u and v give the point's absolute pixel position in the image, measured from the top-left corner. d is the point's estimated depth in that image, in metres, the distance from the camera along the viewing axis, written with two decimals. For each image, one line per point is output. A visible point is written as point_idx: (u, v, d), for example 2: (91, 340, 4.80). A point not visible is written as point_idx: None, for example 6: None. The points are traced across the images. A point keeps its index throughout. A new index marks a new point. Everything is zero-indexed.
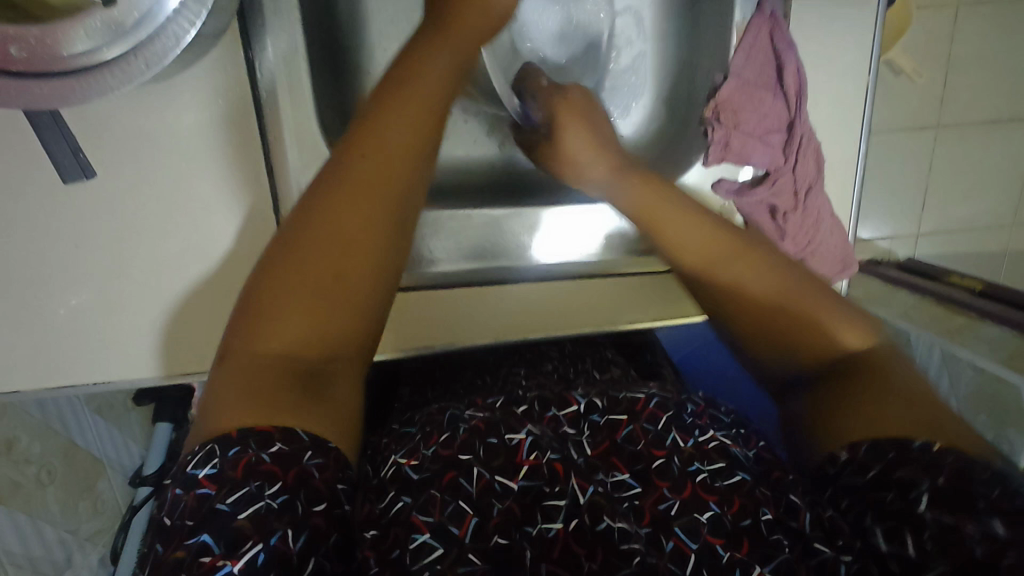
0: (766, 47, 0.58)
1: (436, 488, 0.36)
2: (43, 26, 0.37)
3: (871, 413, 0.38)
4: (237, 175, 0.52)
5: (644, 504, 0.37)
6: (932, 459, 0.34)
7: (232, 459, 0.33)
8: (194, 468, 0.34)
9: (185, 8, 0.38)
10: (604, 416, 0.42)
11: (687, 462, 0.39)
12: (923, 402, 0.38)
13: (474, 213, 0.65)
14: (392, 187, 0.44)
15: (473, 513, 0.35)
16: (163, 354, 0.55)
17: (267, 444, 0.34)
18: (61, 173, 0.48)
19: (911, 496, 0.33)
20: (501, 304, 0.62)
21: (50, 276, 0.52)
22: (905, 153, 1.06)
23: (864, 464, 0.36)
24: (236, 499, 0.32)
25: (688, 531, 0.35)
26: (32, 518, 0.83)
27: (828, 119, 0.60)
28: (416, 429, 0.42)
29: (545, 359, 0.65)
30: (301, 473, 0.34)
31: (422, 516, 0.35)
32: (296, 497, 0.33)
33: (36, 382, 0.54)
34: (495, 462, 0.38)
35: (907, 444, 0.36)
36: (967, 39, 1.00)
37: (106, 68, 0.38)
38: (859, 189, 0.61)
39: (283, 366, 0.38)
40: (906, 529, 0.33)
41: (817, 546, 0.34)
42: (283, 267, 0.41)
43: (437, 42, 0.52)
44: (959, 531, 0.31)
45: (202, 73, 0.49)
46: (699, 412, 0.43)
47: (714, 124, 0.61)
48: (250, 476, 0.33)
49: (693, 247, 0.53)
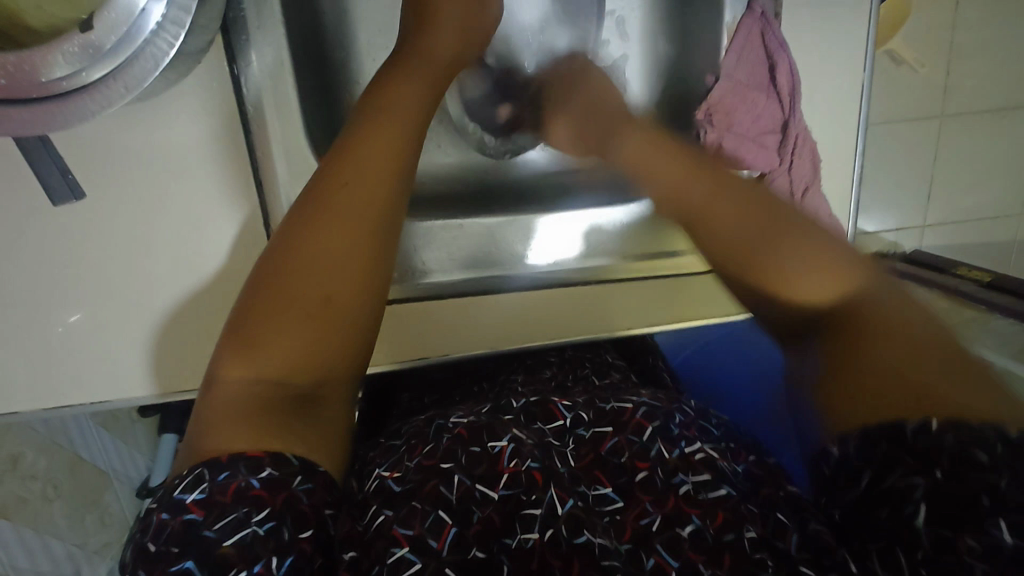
0: (757, 47, 0.57)
1: (417, 500, 0.36)
2: (20, 53, 0.36)
3: (865, 394, 0.36)
4: (226, 190, 0.52)
5: (626, 519, 0.37)
6: (928, 447, 0.32)
7: (221, 484, 0.33)
8: (182, 492, 0.33)
9: (164, 29, 0.38)
10: (590, 429, 0.42)
11: (671, 473, 0.39)
12: (922, 365, 0.35)
13: (466, 223, 0.65)
14: (373, 201, 0.44)
15: (452, 524, 0.35)
16: (158, 372, 0.55)
17: (258, 469, 0.34)
18: (51, 195, 0.48)
19: (906, 508, 0.32)
20: (491, 311, 0.61)
21: (43, 298, 0.52)
22: (908, 143, 1.05)
23: (856, 467, 0.35)
24: (224, 525, 0.32)
25: (670, 549, 0.35)
26: (39, 533, 0.83)
27: (824, 115, 0.59)
28: (401, 442, 0.42)
29: (544, 367, 0.62)
30: (289, 497, 0.33)
31: (402, 529, 0.34)
32: (283, 524, 0.33)
33: (33, 403, 0.54)
34: (476, 470, 0.38)
35: (899, 430, 0.34)
36: (968, 27, 0.98)
37: (86, 92, 0.38)
38: (858, 186, 0.60)
39: (272, 390, 0.38)
40: (899, 548, 0.32)
41: (804, 568, 0.34)
42: (271, 287, 0.40)
43: (412, 69, 0.54)
44: (957, 549, 0.30)
45: (188, 91, 0.49)
46: (687, 424, 0.44)
47: (707, 126, 0.60)
48: (239, 501, 0.33)
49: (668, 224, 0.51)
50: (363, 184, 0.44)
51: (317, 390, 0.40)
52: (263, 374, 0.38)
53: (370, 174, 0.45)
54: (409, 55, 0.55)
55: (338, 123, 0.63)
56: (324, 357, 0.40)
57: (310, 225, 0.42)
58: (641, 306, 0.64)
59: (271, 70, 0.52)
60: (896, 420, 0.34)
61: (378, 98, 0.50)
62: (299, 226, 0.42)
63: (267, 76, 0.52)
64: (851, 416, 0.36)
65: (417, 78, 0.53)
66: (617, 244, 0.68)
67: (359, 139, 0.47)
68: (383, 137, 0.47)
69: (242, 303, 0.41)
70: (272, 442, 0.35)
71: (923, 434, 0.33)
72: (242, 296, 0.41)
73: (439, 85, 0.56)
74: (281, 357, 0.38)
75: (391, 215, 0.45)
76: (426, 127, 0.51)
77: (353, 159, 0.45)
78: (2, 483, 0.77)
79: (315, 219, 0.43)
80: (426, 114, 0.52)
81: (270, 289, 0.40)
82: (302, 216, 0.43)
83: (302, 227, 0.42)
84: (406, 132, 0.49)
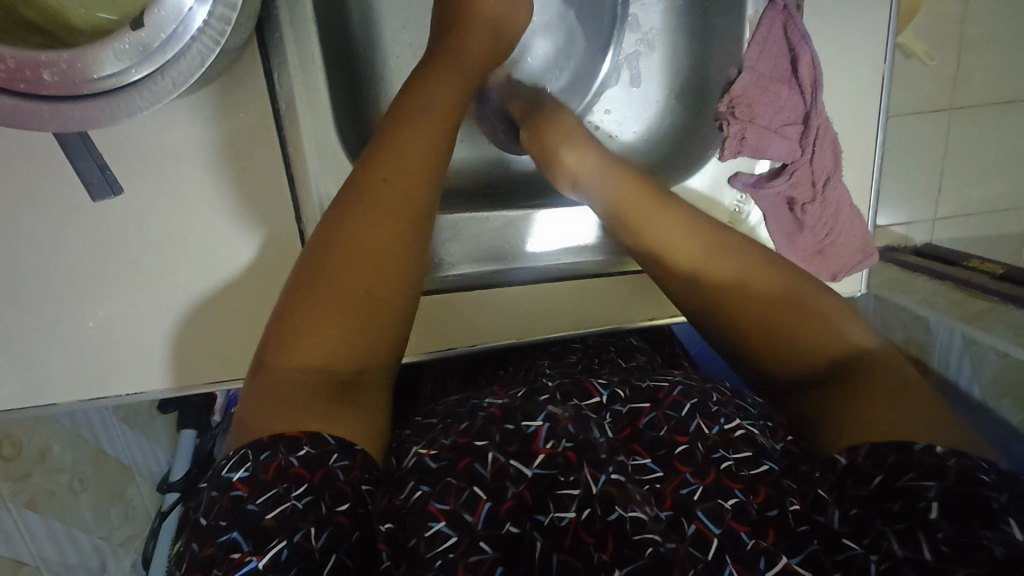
0: (779, 40, 0.58)
1: (452, 475, 0.36)
2: (72, 50, 0.38)
3: (879, 417, 0.39)
4: (260, 187, 0.53)
5: (666, 487, 0.37)
6: (935, 463, 0.35)
7: (264, 462, 0.35)
8: (228, 472, 0.35)
9: (210, 26, 0.39)
10: (626, 405, 0.43)
11: (711, 448, 0.39)
12: (924, 408, 0.39)
13: (491, 216, 0.63)
14: (409, 201, 0.46)
15: (487, 500, 0.35)
16: (190, 365, 0.57)
17: (296, 448, 0.35)
18: (91, 191, 0.49)
19: (919, 505, 0.34)
20: (504, 303, 0.62)
21: (83, 292, 0.53)
22: (920, 136, 1.05)
23: (866, 473, 0.37)
24: (265, 499, 0.34)
25: (712, 517, 0.35)
26: (67, 525, 0.85)
27: (846, 108, 0.59)
28: (436, 421, 0.42)
29: (568, 352, 0.63)
30: (327, 474, 0.35)
31: (439, 504, 0.35)
32: (321, 499, 0.34)
33: (69, 395, 0.56)
34: (510, 447, 0.38)
35: (910, 447, 0.37)
36: (979, 20, 0.99)
37: (134, 88, 0.39)
38: (877, 180, 0.61)
39: (318, 381, 0.39)
40: (919, 532, 0.33)
41: (845, 541, 0.34)
42: (309, 285, 0.42)
43: (437, 68, 0.55)
44: (977, 536, 0.32)
45: (223, 89, 0.50)
46: (724, 401, 0.44)
47: (730, 118, 0.60)
48: (279, 478, 0.34)
49: (675, 248, 0.54)
50: (400, 183, 0.46)
51: (360, 379, 0.41)
52: (306, 364, 0.39)
53: (405, 174, 0.46)
54: (439, 59, 0.56)
55: (363, 121, 0.64)
56: (364, 352, 0.41)
57: (348, 221, 0.44)
58: (658, 297, 0.65)
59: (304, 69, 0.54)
60: (910, 439, 0.37)
61: (412, 94, 0.52)
62: (338, 222, 0.44)
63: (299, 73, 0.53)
64: (860, 431, 0.39)
65: (450, 81, 0.54)
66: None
67: (396, 135, 0.48)
68: (417, 133, 0.48)
69: (283, 299, 0.42)
70: (312, 423, 0.37)
71: (930, 454, 0.36)
72: (286, 288, 0.43)
73: (473, 85, 0.57)
74: (321, 349, 0.40)
75: (424, 210, 0.47)
76: (456, 123, 0.53)
77: (389, 156, 0.47)
78: (32, 475, 0.79)
79: (353, 215, 0.44)
80: (460, 109, 0.54)
81: (307, 287, 0.42)
82: (340, 211, 0.44)
83: (340, 223, 0.44)
84: (440, 129, 0.50)
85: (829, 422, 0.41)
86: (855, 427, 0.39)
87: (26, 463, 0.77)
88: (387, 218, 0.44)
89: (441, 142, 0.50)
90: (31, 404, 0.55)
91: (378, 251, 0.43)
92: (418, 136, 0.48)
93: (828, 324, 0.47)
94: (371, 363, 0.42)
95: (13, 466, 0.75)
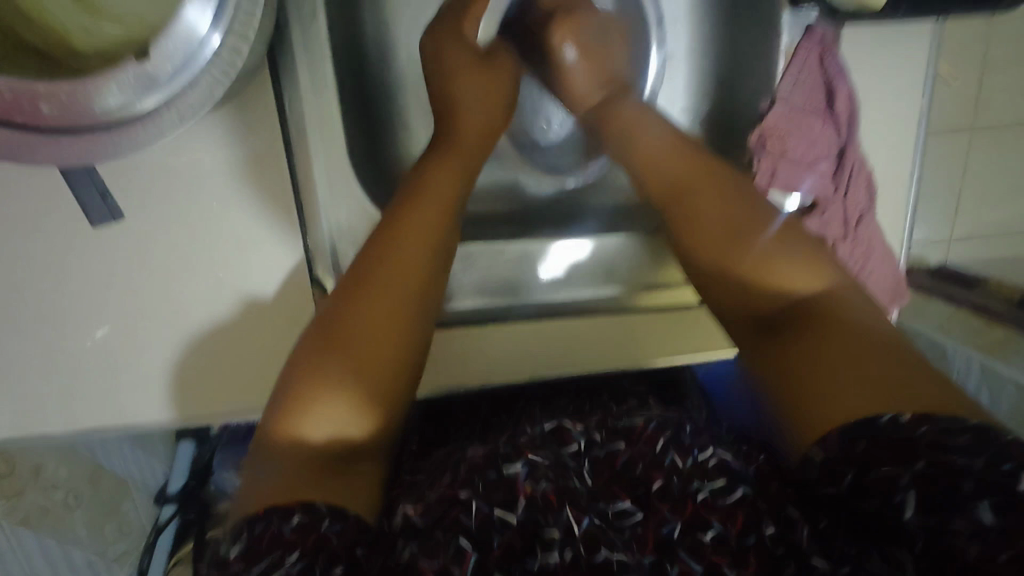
0: (815, 71, 0.55)
1: (440, 530, 0.34)
2: (75, 81, 0.35)
3: (839, 394, 0.37)
4: (268, 213, 0.51)
5: (647, 530, 0.36)
6: (905, 438, 0.33)
7: (258, 534, 0.33)
8: (225, 549, 0.33)
9: (221, 56, 0.37)
10: (604, 449, 0.41)
11: (687, 480, 0.38)
12: (902, 378, 0.36)
13: (507, 246, 0.61)
14: (421, 261, 0.46)
15: (473, 551, 0.33)
16: (192, 396, 0.55)
17: (288, 517, 0.34)
18: (90, 217, 0.48)
19: (894, 500, 0.32)
20: (514, 339, 0.59)
21: (81, 320, 0.51)
22: (938, 155, 1.03)
23: (839, 469, 0.35)
24: (259, 570, 0.31)
25: (693, 553, 0.34)
26: (60, 542, 0.85)
27: (882, 142, 0.56)
28: (423, 476, 0.42)
29: (561, 397, 0.61)
30: (319, 539, 0.33)
31: (427, 560, 0.33)
32: (313, 564, 0.31)
33: (65, 424, 0.54)
34: (496, 496, 0.36)
35: (873, 424, 0.35)
36: (1005, 41, 0.96)
37: (138, 121, 0.37)
38: (912, 218, 0.58)
39: (322, 451, 0.39)
40: (900, 547, 0.31)
41: (816, 560, 0.33)
42: (327, 341, 0.42)
43: (461, 104, 0.56)
44: (948, 528, 0.30)
45: (231, 112, 0.48)
46: (699, 432, 0.42)
47: (759, 152, 0.57)
48: (273, 546, 0.32)
49: (660, 177, 0.53)
50: (415, 232, 0.47)
51: (364, 443, 0.40)
52: (314, 435, 0.39)
53: (427, 228, 0.47)
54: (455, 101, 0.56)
55: (376, 139, 0.61)
56: (370, 410, 0.41)
57: (366, 274, 0.44)
58: (666, 336, 0.61)
59: (316, 91, 0.51)
60: (870, 416, 0.35)
61: (441, 144, 0.54)
62: (351, 283, 0.44)
63: (311, 95, 0.51)
64: (823, 414, 0.37)
65: (469, 145, 0.55)
66: (636, 267, 0.64)
67: (417, 187, 0.49)
68: (439, 183, 0.50)
69: (297, 356, 0.43)
70: (305, 492, 0.36)
71: (896, 426, 0.34)
72: (293, 357, 0.43)
73: (489, 146, 0.58)
74: (320, 425, 0.39)
75: (434, 262, 0.47)
76: (472, 178, 0.55)
77: (410, 215, 0.47)
78: (23, 494, 0.78)
79: (371, 268, 0.45)
80: (478, 160, 0.56)
81: (326, 342, 0.42)
82: (362, 264, 0.45)
83: (357, 276, 0.44)
84: (455, 173, 0.52)
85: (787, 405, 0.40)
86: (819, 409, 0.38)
87: (19, 480, 0.76)
88: (398, 267, 0.45)
89: (456, 187, 0.51)
90: (25, 433, 0.53)
91: (385, 304, 0.43)
92: (438, 185, 0.50)
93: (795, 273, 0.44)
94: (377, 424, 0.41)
95: (3, 483, 0.75)
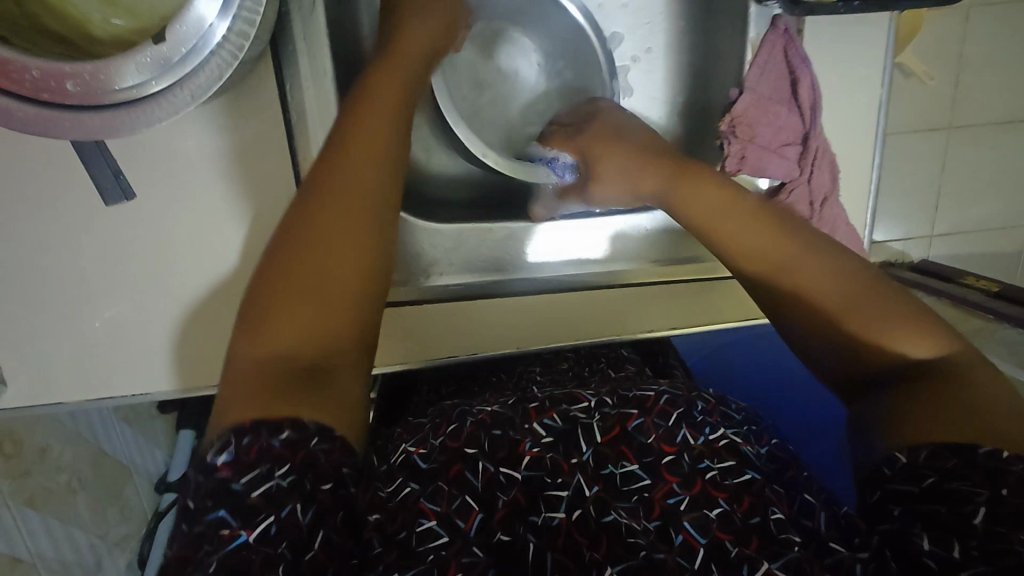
0: (780, 62, 0.59)
1: (443, 480, 0.39)
2: (96, 62, 0.39)
3: (948, 422, 0.36)
4: (273, 192, 0.54)
5: (653, 496, 0.39)
6: (996, 468, 0.34)
7: (247, 444, 0.35)
8: (210, 455, 0.35)
9: (228, 41, 0.41)
10: (615, 408, 0.44)
11: (697, 458, 0.41)
12: (1003, 419, 0.36)
13: (494, 227, 0.64)
14: (378, 181, 0.47)
15: (478, 508, 0.38)
16: (200, 367, 0.58)
17: (277, 431, 0.35)
18: (105, 196, 0.51)
19: (965, 508, 0.33)
20: (499, 312, 0.62)
21: (93, 293, 0.54)
22: (917, 153, 1.07)
23: (920, 471, 0.35)
24: (249, 479, 0.34)
25: (698, 527, 0.37)
26: (66, 524, 0.85)
27: (845, 128, 0.60)
28: (426, 421, 0.46)
29: (560, 361, 0.65)
30: (309, 456, 0.35)
31: (430, 504, 0.38)
32: (305, 477, 0.35)
33: (77, 394, 0.57)
34: (498, 454, 0.41)
35: (971, 451, 0.35)
36: (978, 41, 1.01)
37: (154, 100, 0.41)
38: (873, 200, 0.62)
39: (291, 368, 0.39)
40: (953, 538, 0.32)
41: (833, 545, 0.37)
42: (283, 267, 0.42)
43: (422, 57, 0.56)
44: (1009, 540, 0.31)
45: (236, 99, 0.51)
46: (710, 410, 0.45)
47: (730, 136, 0.61)
48: (261, 459, 0.34)
49: (748, 243, 0.51)
50: (366, 156, 0.47)
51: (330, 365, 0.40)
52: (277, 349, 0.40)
53: (375, 156, 0.47)
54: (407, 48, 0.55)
55: None
56: (332, 333, 0.41)
57: (319, 202, 0.45)
58: (655, 310, 0.64)
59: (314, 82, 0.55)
60: (970, 442, 0.35)
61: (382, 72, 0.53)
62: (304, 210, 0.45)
63: (310, 86, 0.55)
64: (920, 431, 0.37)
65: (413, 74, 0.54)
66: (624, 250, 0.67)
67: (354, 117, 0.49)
68: (379, 111, 0.50)
69: (253, 285, 0.43)
70: (285, 408, 0.36)
71: (994, 459, 0.34)
72: (250, 287, 0.43)
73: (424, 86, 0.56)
74: (295, 331, 0.40)
75: (388, 193, 0.48)
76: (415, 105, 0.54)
77: (359, 146, 0.47)
78: (31, 473, 0.79)
79: (322, 196, 0.45)
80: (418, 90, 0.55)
81: (282, 270, 0.42)
82: (313, 193, 0.45)
83: (310, 202, 0.45)
84: (404, 106, 0.52)
85: (882, 423, 0.39)
86: (927, 427, 0.37)
87: (27, 459, 0.78)
88: (353, 197, 0.45)
89: (401, 117, 0.51)
90: (38, 402, 0.56)
91: (339, 228, 0.44)
92: (380, 112, 0.50)
93: (896, 332, 0.42)
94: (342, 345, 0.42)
95: (13, 464, 0.76)
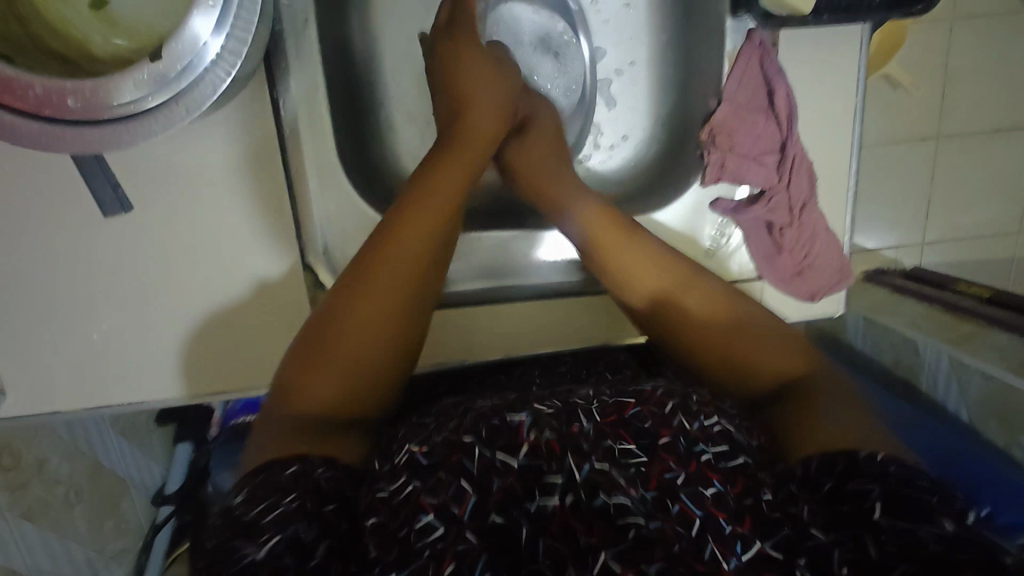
0: (756, 72, 0.61)
1: (443, 470, 0.39)
2: (96, 79, 0.41)
3: (830, 436, 0.43)
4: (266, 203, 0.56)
5: (651, 471, 0.40)
6: (879, 467, 0.39)
7: (262, 482, 0.39)
8: (230, 500, 0.39)
9: (222, 59, 0.43)
10: (614, 398, 0.46)
11: (693, 442, 0.42)
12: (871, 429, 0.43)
13: (484, 235, 0.67)
14: (434, 250, 0.54)
15: (473, 492, 0.38)
16: (199, 375, 0.59)
17: (287, 466, 0.40)
18: (103, 207, 0.53)
19: (864, 506, 0.37)
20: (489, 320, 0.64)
21: (93, 304, 0.56)
22: (906, 162, 1.08)
23: (819, 480, 0.40)
24: (259, 509, 0.37)
25: (693, 499, 0.38)
26: (62, 537, 0.86)
27: (824, 136, 0.62)
28: (429, 421, 0.45)
29: (557, 364, 0.66)
30: (311, 483, 0.39)
31: (429, 497, 0.37)
32: (307, 500, 0.38)
33: (75, 403, 0.58)
34: (499, 441, 0.40)
35: (856, 455, 0.40)
36: (962, 52, 1.03)
37: (151, 115, 0.43)
38: (852, 206, 0.63)
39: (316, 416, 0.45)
40: (867, 534, 0.36)
41: (814, 531, 0.37)
42: (329, 323, 0.49)
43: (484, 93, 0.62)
44: (914, 533, 0.35)
45: (231, 115, 0.53)
46: (705, 401, 0.46)
47: (710, 146, 0.64)
48: (268, 492, 0.38)
49: (639, 279, 0.57)
50: (424, 221, 0.54)
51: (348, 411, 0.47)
52: (310, 399, 0.46)
53: (431, 223, 0.54)
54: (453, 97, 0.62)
55: (364, 143, 0.67)
56: (356, 385, 0.48)
57: (374, 262, 0.51)
58: None
59: (307, 97, 0.57)
60: (853, 447, 0.41)
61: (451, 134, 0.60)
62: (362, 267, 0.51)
63: (302, 100, 0.57)
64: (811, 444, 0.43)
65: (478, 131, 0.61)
66: None
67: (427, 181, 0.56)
68: (452, 178, 0.57)
69: (307, 331, 0.50)
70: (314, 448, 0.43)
71: (875, 461, 0.39)
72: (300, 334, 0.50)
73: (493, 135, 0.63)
74: (326, 381, 0.47)
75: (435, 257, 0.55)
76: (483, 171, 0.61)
77: (418, 210, 0.54)
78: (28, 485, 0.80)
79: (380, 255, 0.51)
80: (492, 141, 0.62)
81: (327, 325, 0.49)
82: (376, 246, 0.52)
83: (371, 258, 0.51)
84: (464, 169, 0.58)
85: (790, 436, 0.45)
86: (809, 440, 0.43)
87: (25, 471, 0.79)
88: (403, 263, 0.52)
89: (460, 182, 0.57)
90: (37, 411, 0.57)
91: (384, 287, 0.51)
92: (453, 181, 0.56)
93: (765, 357, 0.51)
94: (362, 395, 0.48)
95: (10, 476, 0.77)
